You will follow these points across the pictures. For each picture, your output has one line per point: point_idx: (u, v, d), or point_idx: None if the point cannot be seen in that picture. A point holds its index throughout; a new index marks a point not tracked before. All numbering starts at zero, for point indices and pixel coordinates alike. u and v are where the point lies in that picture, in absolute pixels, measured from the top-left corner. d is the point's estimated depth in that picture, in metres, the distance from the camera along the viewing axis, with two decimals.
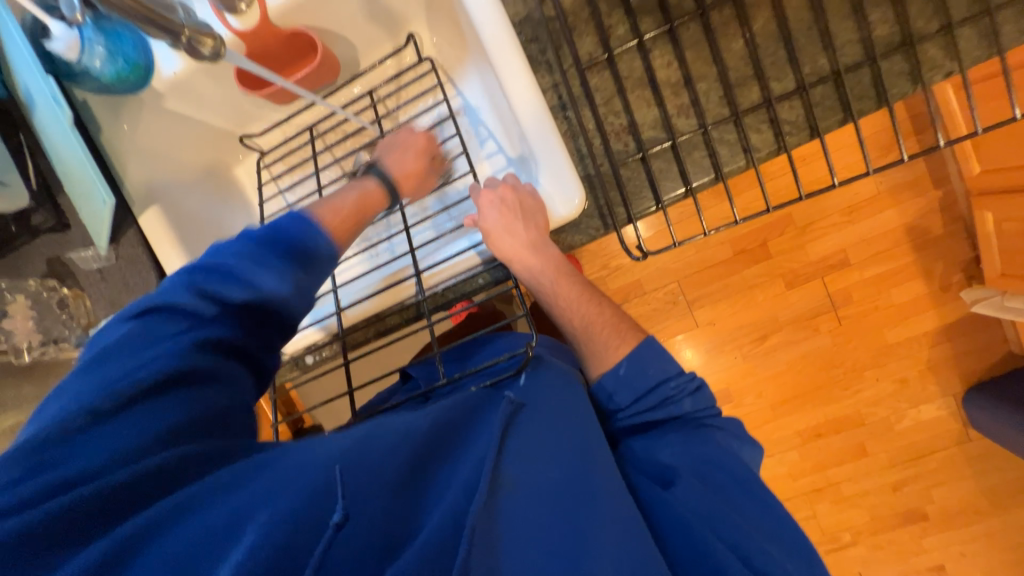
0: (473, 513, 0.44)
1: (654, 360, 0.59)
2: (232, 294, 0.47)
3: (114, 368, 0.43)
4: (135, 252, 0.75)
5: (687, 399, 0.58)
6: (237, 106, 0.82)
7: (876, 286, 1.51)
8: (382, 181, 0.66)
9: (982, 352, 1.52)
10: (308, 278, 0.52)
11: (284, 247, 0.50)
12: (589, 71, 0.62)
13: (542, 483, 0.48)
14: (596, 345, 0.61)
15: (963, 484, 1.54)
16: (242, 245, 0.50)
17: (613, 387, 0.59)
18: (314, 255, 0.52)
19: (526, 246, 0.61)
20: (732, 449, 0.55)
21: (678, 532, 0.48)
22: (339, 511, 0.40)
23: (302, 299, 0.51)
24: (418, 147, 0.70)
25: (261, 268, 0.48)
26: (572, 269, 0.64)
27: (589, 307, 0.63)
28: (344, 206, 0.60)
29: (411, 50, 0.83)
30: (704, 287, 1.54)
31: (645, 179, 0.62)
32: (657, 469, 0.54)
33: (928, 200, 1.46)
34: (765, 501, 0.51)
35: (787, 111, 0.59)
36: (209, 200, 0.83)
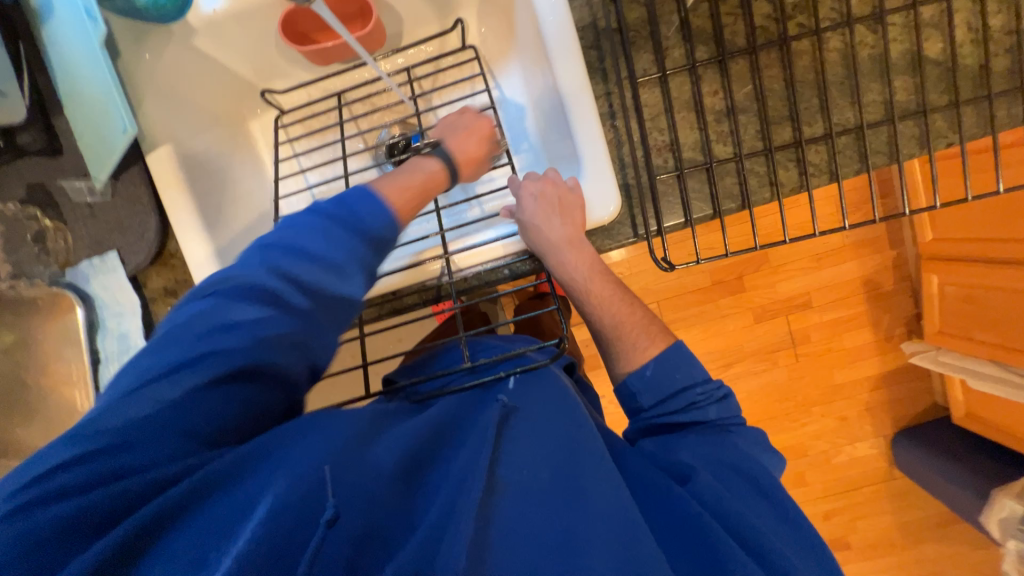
0: (467, 516, 0.42)
1: (683, 366, 0.62)
2: (319, 279, 0.46)
3: (167, 350, 0.41)
4: (137, 192, 0.69)
5: (712, 406, 0.61)
6: (268, 57, 0.79)
7: (831, 329, 1.65)
8: (444, 162, 0.64)
9: (913, 399, 1.69)
10: (377, 261, 0.51)
11: (357, 227, 0.49)
12: (642, 86, 0.65)
13: (538, 484, 0.47)
14: (626, 344, 0.65)
15: (883, 517, 1.69)
16: (319, 220, 0.48)
17: (639, 387, 0.63)
18: (387, 240, 0.52)
19: (562, 242, 0.62)
20: (752, 454, 0.58)
21: (692, 531, 0.48)
22: (331, 509, 0.38)
23: (367, 286, 0.50)
24: (481, 132, 0.69)
25: (338, 246, 0.48)
26: (606, 269, 0.66)
27: (621, 306, 0.66)
28: (409, 186, 0.58)
29: (457, 35, 0.83)
30: (681, 310, 1.62)
31: (678, 196, 0.66)
32: (675, 466, 0.56)
33: (884, 257, 1.62)
34: (773, 503, 0.54)
35: (813, 153, 0.64)
36: (219, 146, 0.78)
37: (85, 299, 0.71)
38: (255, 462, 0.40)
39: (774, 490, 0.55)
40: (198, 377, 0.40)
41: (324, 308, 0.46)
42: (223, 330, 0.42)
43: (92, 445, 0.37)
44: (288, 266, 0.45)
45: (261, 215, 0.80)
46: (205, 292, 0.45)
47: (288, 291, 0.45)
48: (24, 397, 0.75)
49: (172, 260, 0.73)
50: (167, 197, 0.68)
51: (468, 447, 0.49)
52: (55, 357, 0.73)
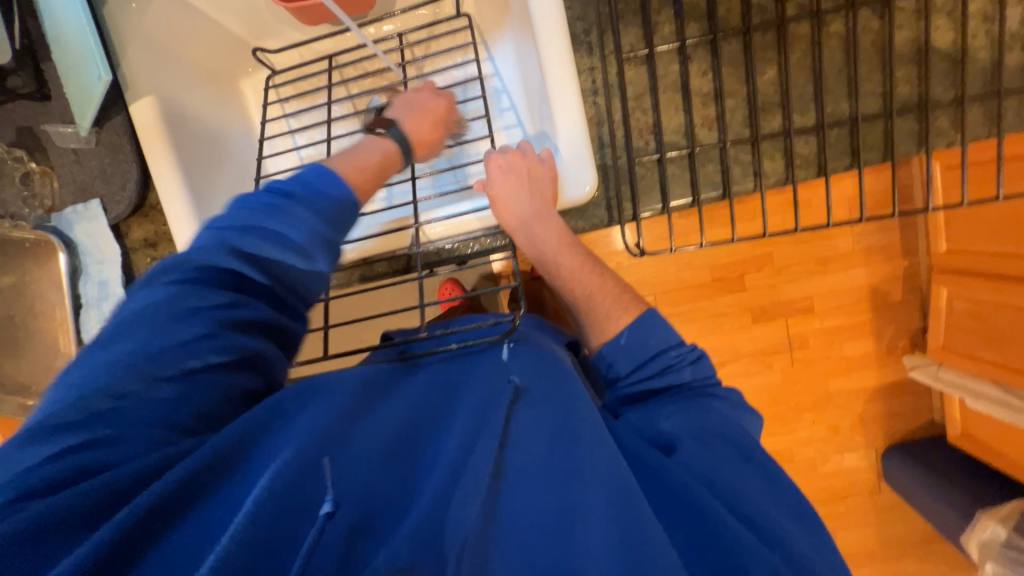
0: (465, 499, 0.44)
1: (657, 330, 0.62)
2: (277, 255, 0.45)
3: (122, 346, 0.40)
4: (119, 141, 0.70)
5: (687, 367, 0.61)
6: (256, 13, 0.78)
7: (832, 336, 1.60)
8: (399, 142, 0.63)
9: (912, 413, 1.65)
10: (334, 232, 0.50)
11: (313, 203, 0.49)
12: (627, 62, 0.62)
13: (540, 468, 0.47)
14: (597, 313, 0.64)
15: (867, 529, 1.67)
16: (269, 200, 0.47)
17: (613, 355, 0.62)
18: (342, 213, 0.51)
19: (530, 216, 0.61)
20: (732, 417, 0.57)
21: (685, 505, 0.48)
22: (330, 502, 0.39)
23: (330, 260, 0.49)
24: (435, 115, 0.68)
25: (294, 221, 0.47)
26: (576, 241, 0.65)
27: (592, 276, 0.65)
28: (363, 165, 0.57)
29: (451, 2, 0.81)
30: (677, 305, 1.59)
31: (656, 180, 0.64)
32: (658, 436, 0.55)
33: (895, 266, 1.56)
34: (756, 466, 0.53)
35: (801, 145, 0.61)
36: (206, 102, 0.78)
37: (68, 245, 0.73)
38: (248, 443, 0.41)
39: (757, 453, 0.54)
40: (171, 365, 0.41)
41: (285, 281, 0.47)
42: (190, 314, 0.42)
43: (80, 437, 0.37)
44: (241, 245, 0.45)
45: (245, 170, 0.81)
46: (165, 275, 0.44)
47: (253, 275, 0.45)
48: (15, 336, 0.78)
49: (151, 212, 0.74)
50: (150, 150, 0.69)
51: (467, 428, 0.48)
52: (41, 300, 0.76)
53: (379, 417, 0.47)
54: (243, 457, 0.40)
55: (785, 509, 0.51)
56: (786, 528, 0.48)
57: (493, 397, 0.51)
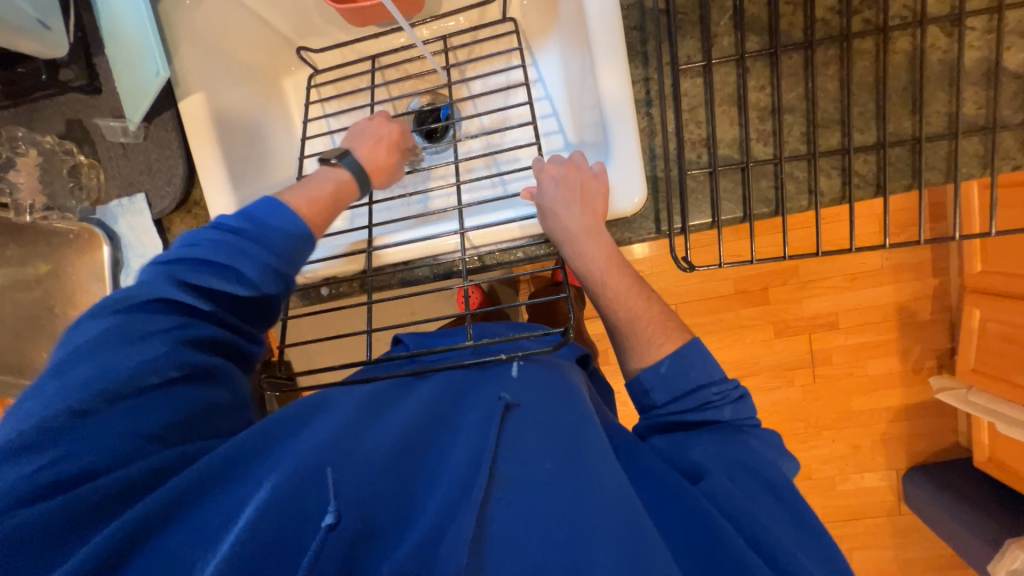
0: (468, 511, 0.40)
1: (700, 364, 0.58)
2: (221, 286, 0.45)
3: (110, 363, 0.40)
4: (167, 137, 0.71)
5: (728, 407, 0.58)
6: (304, 14, 0.78)
7: (856, 354, 1.58)
8: (355, 172, 0.61)
9: (935, 436, 1.61)
10: (289, 265, 0.49)
11: (263, 237, 0.47)
12: (683, 73, 0.62)
13: (550, 482, 0.44)
14: (638, 338, 0.62)
15: (883, 551, 1.64)
16: (218, 236, 0.46)
17: (651, 383, 0.59)
18: (296, 246, 0.49)
19: (579, 230, 0.60)
20: (768, 457, 0.54)
21: (703, 534, 0.44)
22: (332, 512, 0.36)
23: (282, 288, 0.49)
24: (389, 140, 0.67)
25: (242, 257, 0.46)
26: (624, 260, 0.63)
27: (638, 300, 0.63)
28: (316, 197, 0.55)
29: (497, 7, 0.81)
30: (699, 316, 1.57)
31: (707, 194, 0.63)
32: (688, 464, 0.53)
33: (924, 286, 1.53)
34: (788, 508, 0.50)
35: (860, 164, 0.60)
36: (252, 100, 0.78)
37: (112, 238, 0.73)
38: (249, 461, 0.40)
39: (788, 492, 0.51)
40: (141, 378, 0.40)
41: (234, 305, 0.47)
42: (149, 333, 0.42)
43: (47, 456, 0.35)
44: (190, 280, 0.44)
45: (285, 170, 0.81)
46: (110, 309, 0.43)
47: (196, 302, 0.45)
48: (52, 326, 0.78)
49: (195, 208, 0.74)
50: (196, 149, 0.69)
51: (473, 440, 0.47)
52: (81, 291, 0.76)
53: (381, 428, 0.46)
54: (242, 469, 0.39)
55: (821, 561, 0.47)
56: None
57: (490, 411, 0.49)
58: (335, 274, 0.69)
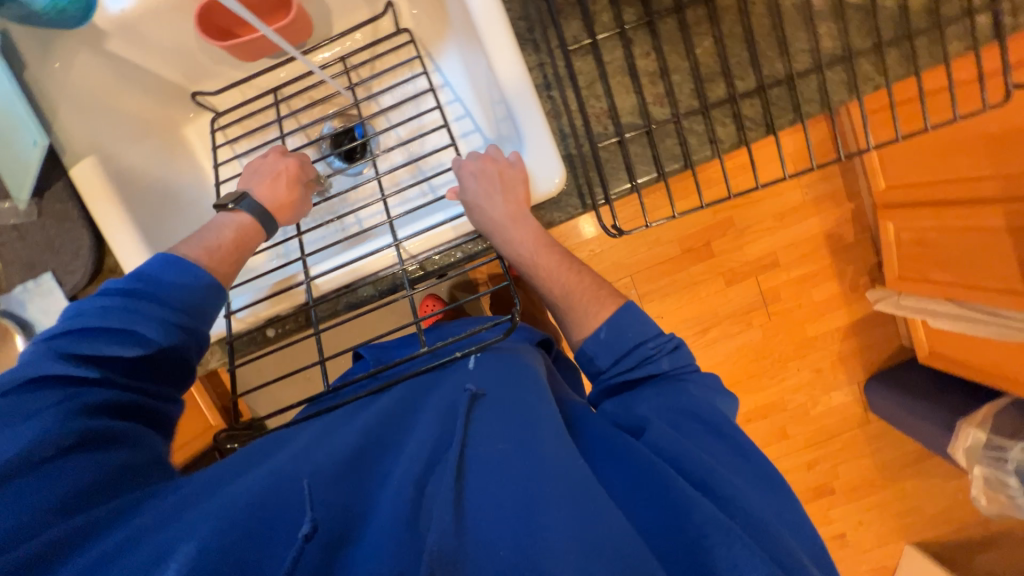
0: (442, 496, 0.41)
1: (635, 323, 0.62)
2: (121, 351, 0.47)
3: (11, 439, 0.39)
4: (64, 209, 0.67)
5: (665, 357, 0.61)
6: (191, 59, 0.76)
7: (800, 286, 1.69)
8: (257, 213, 0.64)
9: (882, 345, 1.75)
10: (195, 318, 0.52)
11: (163, 295, 0.50)
12: (574, 53, 0.65)
13: (512, 454, 0.46)
14: (576, 310, 0.64)
15: (864, 459, 1.76)
16: (112, 300, 0.48)
17: (595, 350, 0.62)
18: (197, 296, 0.52)
19: (506, 219, 0.62)
20: (707, 398, 0.57)
21: (646, 482, 0.47)
22: (308, 523, 0.37)
23: (186, 341, 0.51)
24: (286, 174, 0.68)
25: (138, 318, 0.48)
26: (552, 240, 0.65)
27: (569, 275, 0.65)
28: (213, 245, 0.58)
29: (389, 20, 0.82)
30: (654, 282, 1.64)
31: (621, 161, 0.66)
32: (632, 420, 0.55)
33: (843, 211, 1.66)
34: (726, 441, 0.53)
35: (748, 108, 0.65)
36: (152, 157, 0.76)
37: (26, 327, 0.68)
38: (207, 495, 0.40)
39: (729, 429, 0.54)
40: (47, 448, 0.39)
41: (137, 369, 0.49)
42: (43, 405, 0.42)
43: None
44: (82, 349, 0.46)
45: (204, 220, 0.79)
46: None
47: (87, 371, 0.46)
48: None
49: (111, 277, 0.71)
50: (99, 214, 0.66)
51: (432, 432, 0.48)
52: None
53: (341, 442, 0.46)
54: (194, 502, 0.39)
55: (761, 487, 0.50)
56: (752, 503, 0.46)
57: (448, 409, 0.52)
58: (277, 312, 0.68)
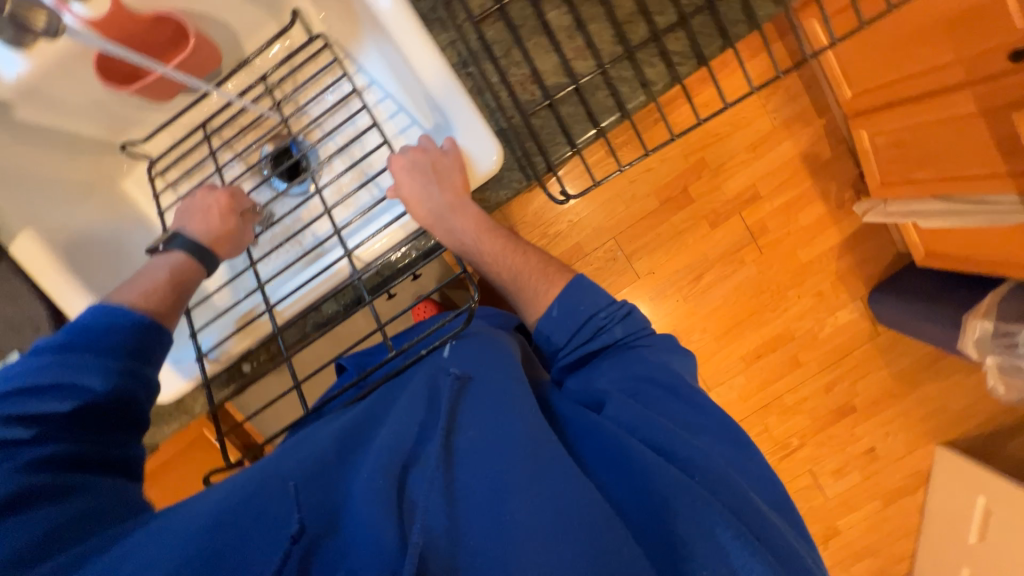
0: (425, 484, 0.44)
1: (584, 297, 0.60)
2: (59, 406, 0.46)
3: None
4: (14, 285, 0.66)
5: (618, 325, 0.60)
6: (108, 110, 0.74)
7: (785, 213, 1.67)
8: (190, 250, 0.63)
9: (879, 255, 1.72)
10: (141, 363, 0.51)
11: (98, 344, 0.49)
12: (483, 24, 0.62)
13: (484, 440, 0.48)
14: (529, 290, 0.62)
15: (880, 372, 1.76)
16: (40, 359, 0.46)
17: (550, 329, 0.60)
18: (140, 341, 0.51)
19: (444, 209, 0.60)
20: (662, 361, 0.57)
21: (607, 464, 0.49)
22: (295, 524, 0.40)
23: (135, 387, 0.50)
24: (220, 207, 0.67)
25: (83, 370, 0.47)
26: (493, 223, 0.64)
27: (516, 256, 0.63)
28: (151, 288, 0.57)
29: (299, 29, 0.79)
30: (639, 240, 1.62)
31: (556, 125, 0.64)
32: (592, 396, 0.56)
33: (815, 129, 1.62)
34: (686, 401, 0.54)
35: (674, 42, 0.63)
36: (94, 218, 0.75)
37: None
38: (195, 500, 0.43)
39: (688, 390, 0.55)
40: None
41: (83, 421, 0.47)
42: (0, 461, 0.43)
43: None
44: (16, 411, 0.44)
45: None
46: None
47: (25, 430, 0.44)
48: None
49: None
50: (50, 284, 0.66)
51: (403, 427, 0.49)
52: None
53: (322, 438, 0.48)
54: (171, 515, 0.42)
55: (722, 442, 0.52)
56: (715, 460, 0.48)
57: (433, 394, 0.53)
58: (245, 348, 0.68)
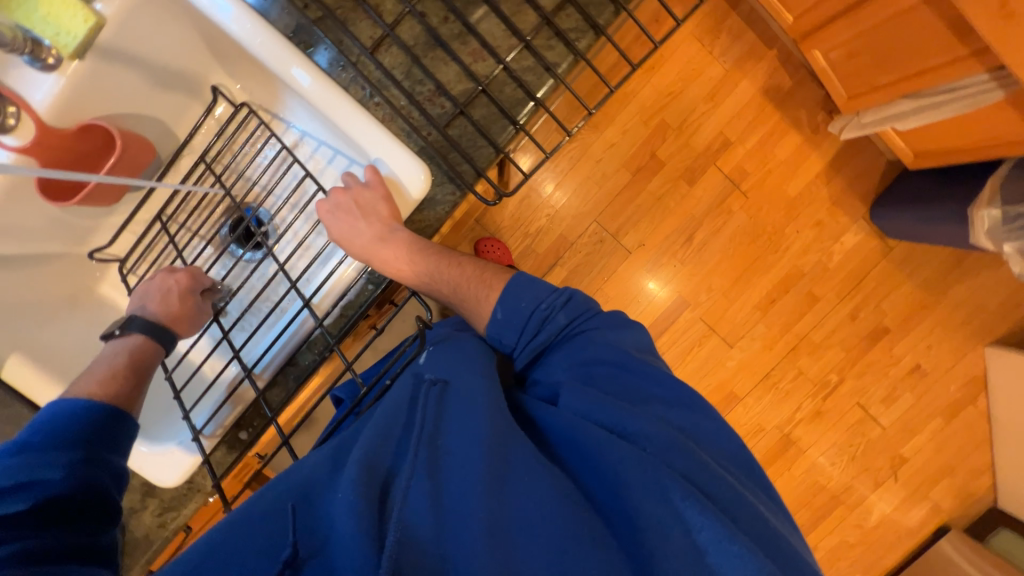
0: (412, 493, 0.46)
1: (524, 291, 0.62)
2: (28, 502, 0.48)
3: None
4: (14, 411, 0.68)
5: (561, 312, 0.62)
6: (67, 225, 0.78)
7: (761, 153, 1.63)
8: (148, 331, 0.67)
9: (870, 170, 1.66)
10: (109, 446, 0.56)
11: (60, 436, 0.53)
12: (378, 52, 0.63)
13: (459, 444, 0.50)
14: (469, 301, 0.65)
15: (903, 286, 1.68)
16: (7, 460, 0.50)
17: (499, 332, 0.63)
18: (102, 424, 0.56)
19: (374, 240, 0.64)
20: (611, 338, 0.60)
21: (572, 448, 0.53)
22: (287, 548, 0.43)
23: (103, 471, 0.54)
24: (179, 288, 0.71)
25: (45, 465, 0.51)
26: (426, 244, 0.67)
27: (452, 271, 0.66)
28: (109, 374, 0.62)
29: (223, 103, 0.81)
30: (620, 215, 1.60)
31: (474, 131, 0.64)
32: (549, 388, 0.60)
33: (768, 62, 1.59)
34: (636, 373, 0.57)
35: (566, 20, 0.63)
36: (73, 329, 0.80)
37: None
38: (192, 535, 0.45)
39: (636, 362, 0.58)
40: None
41: (51, 513, 0.49)
42: None
43: None
44: None
45: None
46: None
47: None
48: None
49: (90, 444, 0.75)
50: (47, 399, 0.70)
51: (388, 437, 0.51)
52: None
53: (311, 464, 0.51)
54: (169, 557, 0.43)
55: (675, 406, 0.55)
56: (665, 429, 0.52)
57: (413, 401, 0.55)
58: (236, 416, 0.71)
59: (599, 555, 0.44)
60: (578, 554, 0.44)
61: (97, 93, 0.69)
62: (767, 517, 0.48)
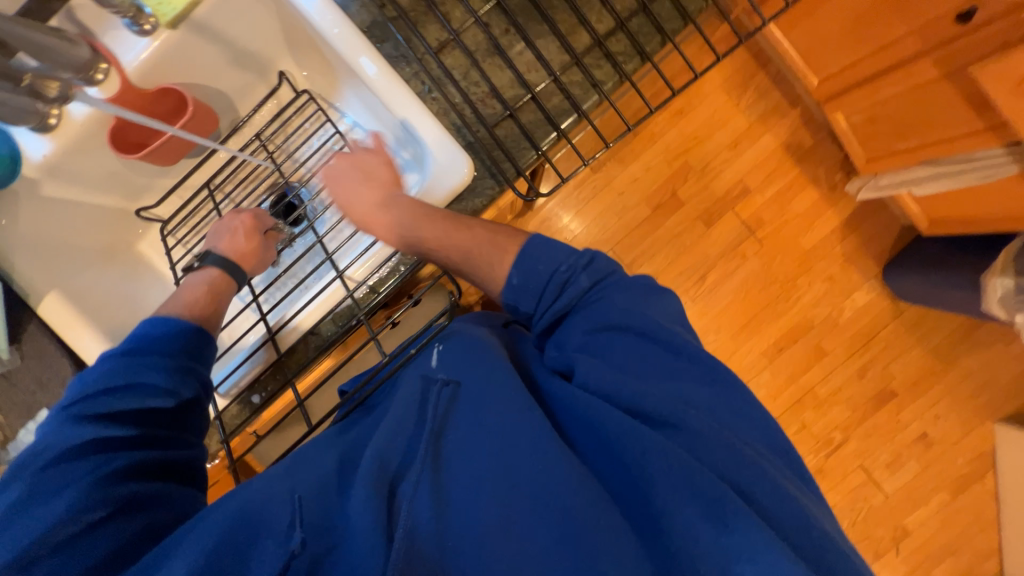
0: (422, 495, 0.48)
1: (541, 255, 0.59)
2: (134, 403, 0.52)
3: (53, 505, 0.46)
4: (43, 345, 0.71)
5: (583, 274, 0.59)
6: (124, 180, 0.83)
7: (778, 203, 1.68)
8: (223, 266, 0.69)
9: (884, 232, 1.70)
10: (199, 364, 0.59)
11: (159, 347, 0.56)
12: (441, 53, 0.69)
13: (468, 445, 0.51)
14: (482, 266, 0.62)
15: (913, 351, 1.68)
16: (115, 362, 0.53)
17: (515, 298, 0.60)
18: (195, 343, 0.59)
19: (373, 205, 0.69)
20: (637, 308, 0.58)
21: (592, 446, 0.53)
22: (296, 540, 0.45)
23: (196, 387, 0.57)
24: (246, 227, 0.72)
25: (150, 370, 0.54)
26: (429, 207, 0.66)
27: (461, 234, 0.64)
28: (194, 303, 0.64)
29: (286, 87, 0.87)
30: (637, 247, 1.65)
31: (519, 133, 0.69)
32: (565, 358, 0.58)
33: (792, 119, 1.67)
34: (662, 344, 0.56)
35: (616, 44, 0.69)
36: (110, 275, 0.83)
37: None
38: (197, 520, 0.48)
39: (663, 333, 0.57)
40: (77, 523, 0.46)
41: (154, 421, 0.54)
42: (85, 468, 0.48)
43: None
44: (93, 410, 0.51)
45: None
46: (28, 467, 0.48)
47: (109, 430, 0.51)
48: None
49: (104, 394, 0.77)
50: (73, 338, 0.70)
51: (398, 435, 0.52)
52: None
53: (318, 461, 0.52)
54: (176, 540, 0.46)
55: (700, 384, 0.55)
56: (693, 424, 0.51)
57: (423, 400, 0.55)
58: (253, 377, 0.73)
59: (623, 554, 0.47)
60: (601, 553, 0.46)
61: (180, 62, 0.75)
62: (801, 501, 0.49)
